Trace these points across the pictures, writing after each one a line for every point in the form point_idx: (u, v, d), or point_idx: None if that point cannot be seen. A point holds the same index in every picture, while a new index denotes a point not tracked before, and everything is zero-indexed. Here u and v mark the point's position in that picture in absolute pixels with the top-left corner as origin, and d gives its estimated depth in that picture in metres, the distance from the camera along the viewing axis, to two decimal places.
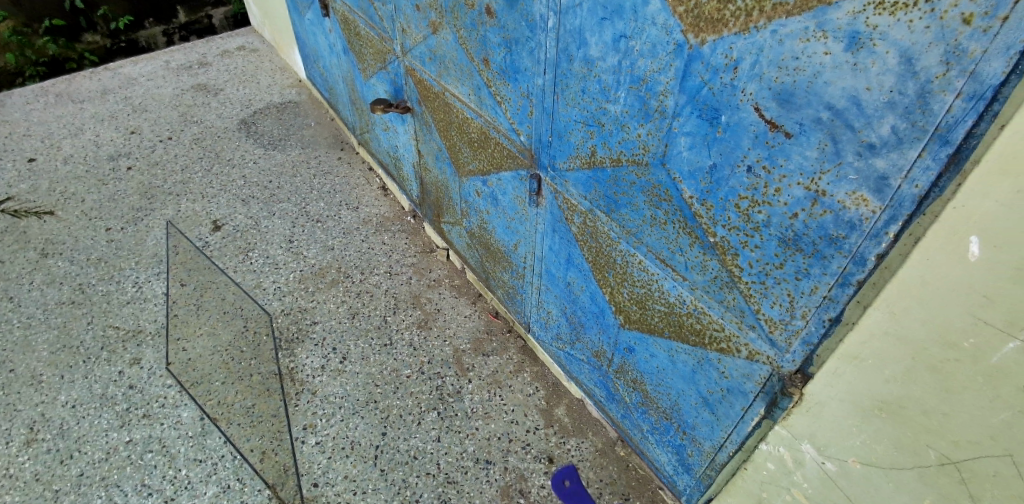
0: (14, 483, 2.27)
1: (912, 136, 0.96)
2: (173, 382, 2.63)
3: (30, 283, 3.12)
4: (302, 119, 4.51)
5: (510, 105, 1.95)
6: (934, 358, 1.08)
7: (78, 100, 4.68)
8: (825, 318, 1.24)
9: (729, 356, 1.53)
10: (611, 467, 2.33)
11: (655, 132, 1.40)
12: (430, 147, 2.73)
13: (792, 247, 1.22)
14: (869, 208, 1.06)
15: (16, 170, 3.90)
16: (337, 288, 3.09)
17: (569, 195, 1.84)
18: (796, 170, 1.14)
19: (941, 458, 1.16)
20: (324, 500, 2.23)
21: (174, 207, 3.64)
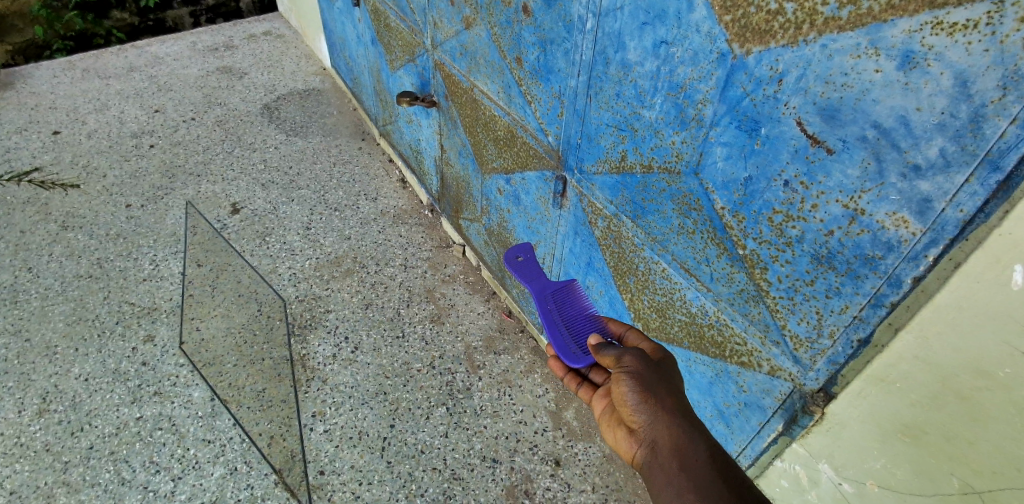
0: (25, 451, 2.30)
1: (961, 160, 0.95)
2: (186, 361, 2.65)
3: (50, 254, 3.15)
4: (325, 107, 4.53)
5: (540, 105, 1.94)
6: (964, 386, 1.06)
7: (104, 76, 4.73)
8: (854, 339, 1.21)
9: (749, 371, 1.52)
10: (618, 473, 2.32)
11: (690, 140, 1.39)
12: (454, 142, 2.73)
13: (824, 264, 1.21)
14: (909, 229, 1.04)
15: (41, 142, 3.95)
16: (352, 278, 3.10)
17: (594, 198, 1.83)
18: (835, 187, 1.13)
19: (963, 487, 1.14)
20: (329, 488, 2.23)
21: (195, 187, 3.66)
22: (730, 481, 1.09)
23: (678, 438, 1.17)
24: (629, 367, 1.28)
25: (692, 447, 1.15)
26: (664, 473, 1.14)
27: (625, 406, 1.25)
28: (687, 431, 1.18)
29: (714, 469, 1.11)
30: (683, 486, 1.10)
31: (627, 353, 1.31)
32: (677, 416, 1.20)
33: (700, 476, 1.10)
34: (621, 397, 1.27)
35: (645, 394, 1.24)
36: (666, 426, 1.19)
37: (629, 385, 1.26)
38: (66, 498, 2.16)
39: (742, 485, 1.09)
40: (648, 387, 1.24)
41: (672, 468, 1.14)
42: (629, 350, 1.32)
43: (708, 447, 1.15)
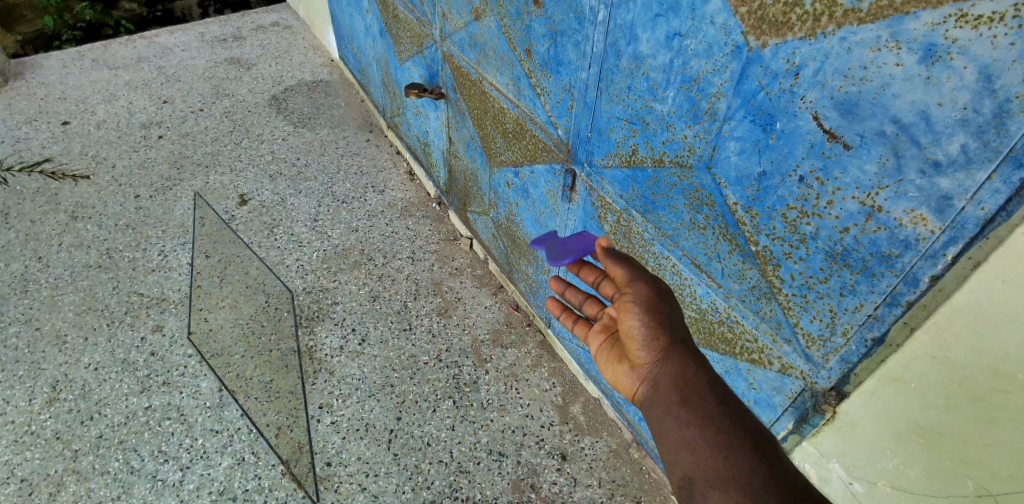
0: (36, 439, 2.32)
1: (983, 157, 0.93)
2: (194, 352, 2.66)
3: (59, 244, 3.17)
4: (333, 99, 4.51)
5: (550, 98, 1.92)
6: (982, 388, 1.04)
7: (113, 67, 4.74)
8: (868, 338, 1.20)
9: (760, 368, 1.50)
10: (624, 468, 2.32)
11: (702, 134, 1.37)
12: (462, 135, 2.71)
13: (839, 262, 1.19)
14: (927, 227, 1.02)
15: (50, 132, 3.96)
16: (359, 270, 3.10)
17: (604, 192, 1.81)
18: (852, 183, 1.11)
19: (978, 489, 1.14)
20: (336, 479, 2.24)
21: (203, 178, 3.67)
22: (731, 411, 1.10)
23: (681, 371, 1.18)
24: (637, 296, 1.26)
25: (694, 379, 1.16)
26: (665, 406, 1.15)
27: (631, 339, 1.25)
28: (689, 364, 1.18)
29: (714, 400, 1.12)
30: (685, 420, 1.11)
31: (635, 279, 1.29)
32: (680, 349, 1.20)
33: (701, 408, 1.11)
34: (627, 329, 1.26)
35: (652, 326, 1.23)
36: (668, 360, 1.20)
37: (637, 315, 1.24)
38: (76, 486, 2.18)
39: (742, 414, 1.10)
40: (655, 318, 1.23)
41: (671, 402, 1.15)
42: (639, 276, 1.29)
43: (709, 378, 1.16)
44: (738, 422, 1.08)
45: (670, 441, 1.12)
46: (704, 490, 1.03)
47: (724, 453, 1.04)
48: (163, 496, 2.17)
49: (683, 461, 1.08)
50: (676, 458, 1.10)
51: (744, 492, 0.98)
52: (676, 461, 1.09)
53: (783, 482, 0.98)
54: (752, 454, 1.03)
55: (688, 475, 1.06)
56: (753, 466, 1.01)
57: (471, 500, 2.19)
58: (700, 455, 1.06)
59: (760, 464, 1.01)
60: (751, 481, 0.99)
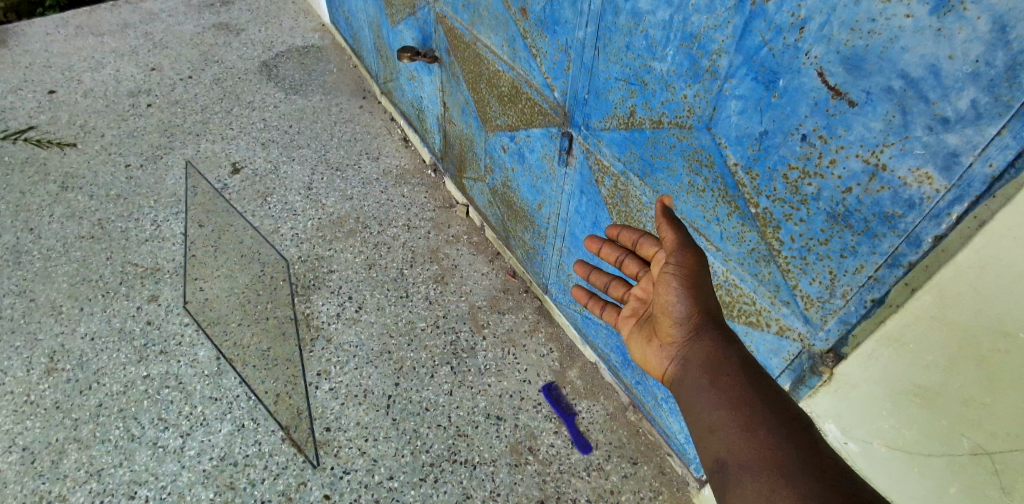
0: (35, 409, 2.33)
1: (994, 112, 0.90)
2: (190, 321, 2.65)
3: (51, 215, 3.12)
4: (324, 64, 4.41)
5: (545, 59, 1.86)
6: (983, 348, 1.03)
7: (98, 33, 4.60)
8: (868, 299, 1.19)
9: (757, 330, 1.50)
10: (621, 431, 2.35)
11: (703, 93, 1.34)
12: (457, 99, 2.65)
13: (841, 222, 1.17)
14: (933, 186, 1.00)
15: (36, 101, 3.87)
16: (355, 238, 3.07)
17: (601, 155, 1.78)
18: (856, 141, 1.08)
19: (975, 449, 1.12)
20: (335, 444, 2.26)
21: (194, 146, 3.60)
22: (763, 392, 1.17)
23: (713, 351, 1.25)
24: (679, 267, 1.30)
25: (726, 358, 1.23)
26: (696, 383, 1.24)
27: (669, 315, 1.32)
28: (722, 344, 1.25)
29: (747, 381, 1.19)
30: (718, 397, 1.19)
31: (683, 247, 1.30)
32: (713, 328, 1.27)
33: (733, 387, 1.18)
34: (666, 304, 1.33)
35: (690, 302, 1.29)
36: (702, 338, 1.27)
37: (677, 289, 1.30)
38: (78, 454, 2.20)
39: (774, 395, 1.16)
40: (694, 292, 1.29)
41: (704, 380, 1.22)
42: (686, 244, 1.31)
43: (740, 357, 1.23)
44: (770, 401, 1.15)
45: (704, 416, 1.19)
46: (734, 462, 1.10)
47: (756, 429, 1.11)
48: (165, 462, 2.19)
49: (717, 437, 1.15)
50: (708, 433, 1.17)
51: (774, 467, 1.05)
52: (710, 435, 1.17)
53: (813, 461, 1.04)
54: (784, 432, 1.09)
55: (720, 448, 1.13)
56: (785, 443, 1.07)
57: (469, 462, 2.22)
58: (732, 431, 1.13)
59: (791, 442, 1.08)
60: (783, 458, 1.05)
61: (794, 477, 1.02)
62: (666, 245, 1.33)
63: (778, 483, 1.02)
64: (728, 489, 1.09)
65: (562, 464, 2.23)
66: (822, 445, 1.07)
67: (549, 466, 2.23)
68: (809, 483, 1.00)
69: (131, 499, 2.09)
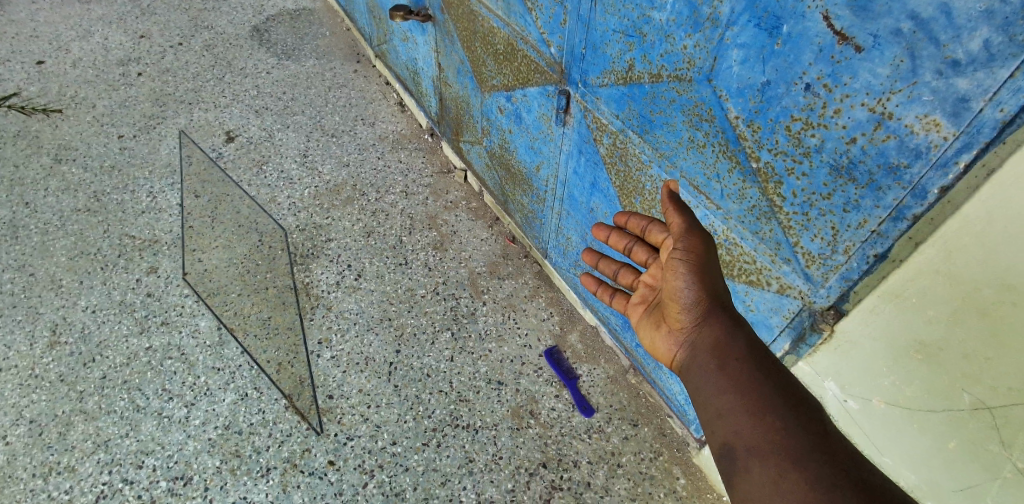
0: (40, 382, 2.34)
1: (1007, 53, 0.86)
2: (190, 292, 2.65)
3: (46, 188, 3.09)
4: (317, 28, 4.30)
5: (542, 13, 1.80)
6: (987, 302, 1.01)
7: (84, 1, 4.47)
8: (870, 254, 1.16)
9: (757, 289, 1.48)
10: (622, 394, 2.36)
11: (704, 43, 1.29)
12: (452, 60, 2.58)
13: (844, 175, 1.14)
14: (940, 134, 0.97)
15: (25, 73, 3.79)
16: (352, 206, 3.04)
17: (599, 113, 1.73)
18: (862, 89, 1.04)
19: (975, 403, 1.11)
20: (338, 411, 2.28)
21: (187, 116, 3.54)
22: (772, 377, 1.15)
23: (721, 335, 1.23)
24: (686, 252, 1.27)
25: (733, 343, 1.21)
26: (704, 370, 1.22)
27: (677, 301, 1.29)
28: (730, 328, 1.23)
29: (755, 366, 1.17)
30: (726, 383, 1.17)
31: (690, 231, 1.27)
32: (721, 313, 1.25)
33: (742, 373, 1.16)
34: (673, 290, 1.30)
35: (698, 287, 1.27)
36: (710, 323, 1.25)
37: (685, 275, 1.27)
38: (85, 425, 2.22)
39: (783, 380, 1.14)
40: (701, 277, 1.26)
41: (712, 366, 1.21)
42: (693, 228, 1.28)
43: (748, 342, 1.21)
44: (779, 386, 1.13)
45: (711, 401, 1.18)
46: (743, 449, 1.09)
47: (765, 414, 1.09)
48: (171, 432, 2.21)
49: (725, 422, 1.14)
50: (717, 419, 1.16)
51: (783, 452, 1.04)
52: (717, 420, 1.15)
53: (823, 446, 1.03)
54: (794, 417, 1.08)
55: (729, 435, 1.12)
56: (794, 428, 1.06)
57: (471, 427, 2.24)
58: (740, 417, 1.12)
59: (801, 428, 1.06)
60: (792, 443, 1.04)
61: (806, 464, 1.01)
62: (673, 230, 1.30)
63: (786, 468, 1.02)
64: (737, 473, 1.09)
65: (564, 427, 2.25)
66: (831, 429, 1.06)
67: (551, 429, 2.24)
68: (819, 468, 1.00)
69: (139, 468, 2.12)
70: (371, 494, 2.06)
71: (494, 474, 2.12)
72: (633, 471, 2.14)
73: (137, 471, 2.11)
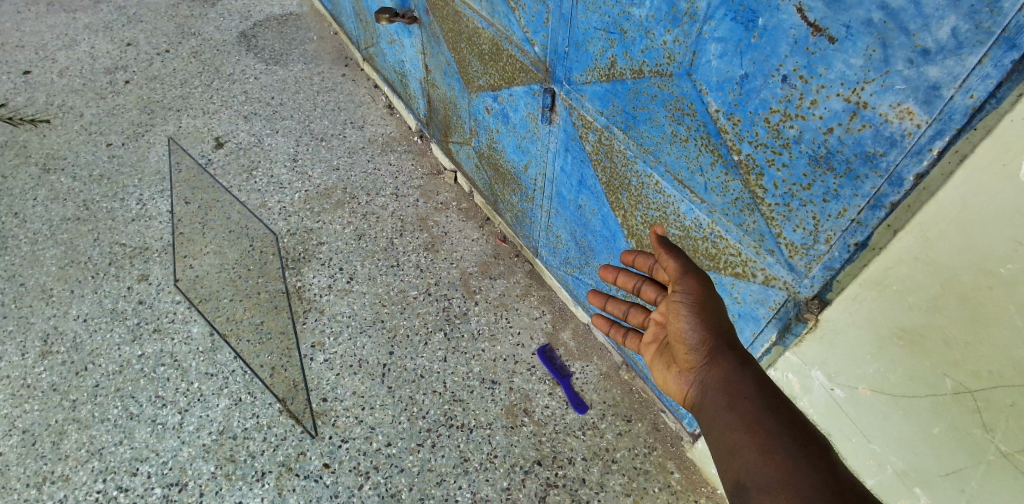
0: (33, 392, 2.34)
1: (975, 40, 0.88)
2: (182, 298, 2.65)
3: (34, 198, 3.08)
4: (304, 32, 4.30)
5: (525, 12, 1.82)
6: (966, 287, 1.03)
7: (69, 10, 4.46)
8: (851, 243, 1.18)
9: (743, 281, 1.49)
10: (615, 390, 2.38)
11: (683, 38, 1.31)
12: (438, 61, 2.59)
13: (823, 165, 1.15)
14: (914, 122, 0.99)
15: (11, 83, 3.77)
16: (343, 209, 3.04)
17: (584, 111, 1.74)
18: (837, 79, 1.06)
19: (957, 388, 1.12)
20: (333, 414, 2.28)
21: (176, 122, 3.53)
22: (781, 416, 1.12)
23: (730, 375, 1.20)
24: (686, 294, 1.27)
25: (743, 381, 1.18)
26: (714, 408, 1.19)
27: (684, 342, 1.28)
28: (738, 366, 1.20)
29: (765, 406, 1.14)
30: (737, 422, 1.14)
31: (686, 274, 1.28)
32: (729, 352, 1.22)
33: (751, 411, 1.14)
34: (679, 331, 1.28)
35: (701, 327, 1.26)
36: (718, 362, 1.22)
37: (688, 316, 1.27)
38: (78, 434, 2.22)
39: (793, 418, 1.11)
40: (706, 318, 1.25)
41: (722, 405, 1.17)
42: (690, 271, 1.29)
43: (758, 380, 1.18)
44: (788, 424, 1.10)
45: (722, 441, 1.15)
46: (754, 486, 1.06)
47: (774, 451, 1.07)
48: (165, 438, 2.21)
49: (737, 460, 1.10)
50: (729, 457, 1.12)
51: (792, 489, 1.01)
52: (729, 458, 1.12)
53: (831, 482, 1.01)
54: (803, 454, 1.05)
55: (742, 474, 1.09)
56: (804, 466, 1.03)
57: (466, 426, 2.24)
58: (751, 455, 1.09)
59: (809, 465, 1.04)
60: (801, 482, 1.02)
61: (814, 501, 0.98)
62: (671, 273, 1.31)
63: None
64: None
65: (558, 425, 2.25)
66: (839, 467, 1.03)
67: (545, 427, 2.25)
68: None
69: (133, 476, 2.11)
70: (367, 495, 2.06)
71: (489, 472, 2.12)
72: (628, 466, 2.15)
73: (131, 479, 2.10)
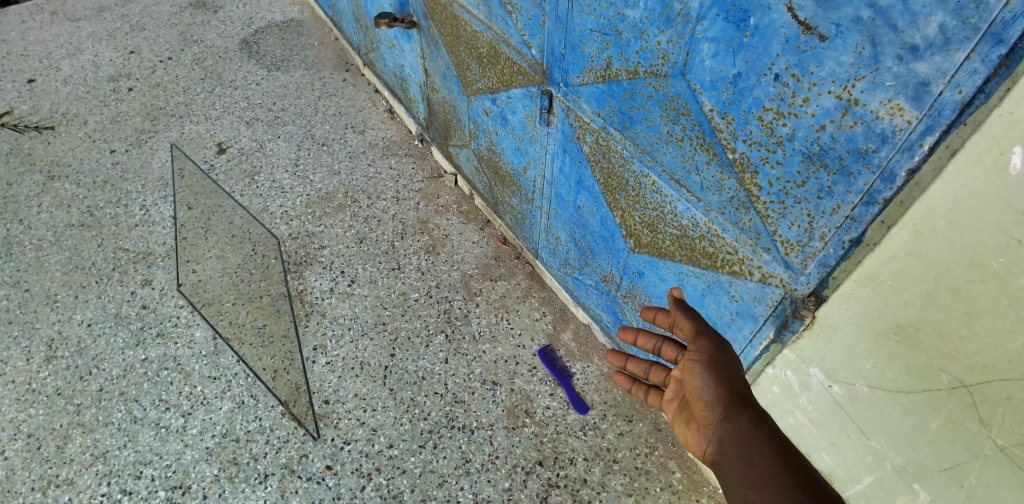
0: (38, 396, 2.35)
1: (962, 36, 0.89)
2: (185, 302, 2.67)
3: (39, 205, 3.11)
4: (306, 38, 4.34)
5: (522, 15, 1.83)
6: (959, 281, 1.04)
7: (73, 19, 4.50)
8: (846, 240, 1.19)
9: (740, 280, 1.49)
10: (616, 391, 2.38)
11: (676, 38, 1.32)
12: (437, 65, 2.61)
13: (816, 162, 1.17)
14: (904, 118, 1.00)
15: (16, 91, 3.80)
16: (344, 213, 3.06)
17: (581, 112, 1.76)
18: (828, 77, 1.07)
19: (953, 382, 1.13)
20: (335, 416, 2.29)
21: (178, 129, 3.56)
22: (795, 474, 1.11)
23: (744, 432, 1.19)
24: (700, 350, 1.31)
25: (758, 439, 1.17)
26: (728, 464, 1.18)
27: (699, 398, 1.29)
28: (753, 423, 1.20)
29: (780, 464, 1.12)
30: (752, 479, 1.12)
31: (701, 333, 1.32)
32: (744, 409, 1.23)
33: (765, 468, 1.13)
34: (694, 387, 1.30)
35: (717, 384, 1.27)
36: (733, 419, 1.22)
37: (703, 372, 1.29)
38: (83, 438, 2.23)
39: (808, 476, 1.10)
40: (720, 375, 1.27)
41: (737, 461, 1.17)
42: (703, 330, 1.33)
43: (773, 439, 1.17)
44: (803, 482, 1.09)
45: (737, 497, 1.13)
46: None
47: None
48: (169, 442, 2.22)
49: None
50: None
51: None
52: None
53: None
54: None
55: None
56: None
57: (468, 427, 2.25)
58: None
59: None
60: None
61: None
62: (686, 332, 1.35)
63: None
64: None
65: (559, 426, 2.26)
66: None
67: (546, 427, 2.26)
68: None
69: (137, 479, 2.12)
70: (369, 497, 2.07)
71: (491, 473, 2.13)
72: (629, 466, 2.15)
73: (135, 482, 2.12)
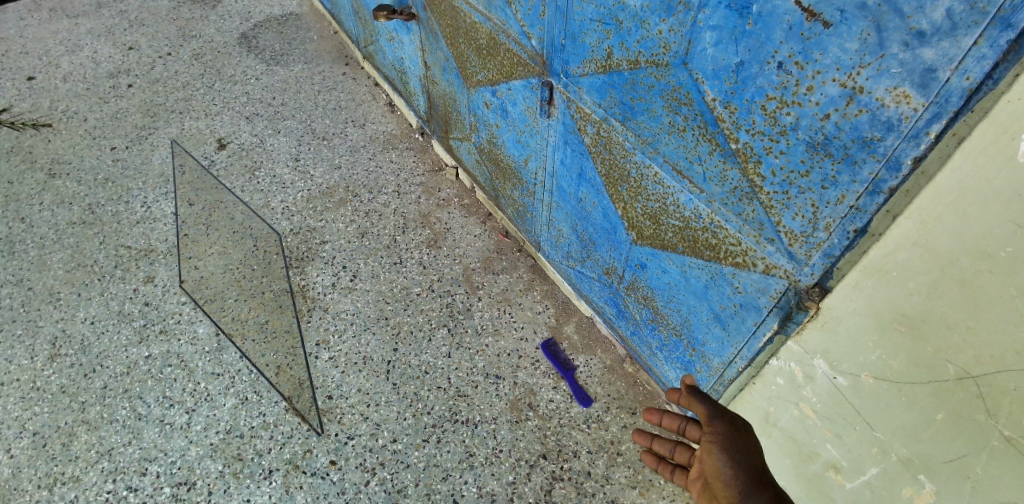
0: (42, 394, 2.36)
1: (969, 20, 0.87)
2: (187, 299, 2.67)
3: (40, 203, 3.10)
4: (305, 32, 4.31)
5: (521, 6, 1.81)
6: (965, 272, 1.02)
7: (71, 15, 4.48)
8: (850, 230, 1.18)
9: (744, 271, 1.48)
10: (620, 383, 2.38)
11: (677, 27, 1.30)
12: (437, 58, 2.59)
13: (820, 151, 1.15)
14: (910, 105, 0.99)
15: (16, 89, 3.79)
16: (345, 207, 3.05)
17: (582, 103, 1.74)
18: (832, 64, 1.06)
19: (959, 374, 1.10)
20: (338, 411, 2.29)
21: (178, 125, 3.55)
22: None
23: None
24: (717, 433, 1.27)
25: None
26: None
27: (719, 481, 1.24)
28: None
29: None
30: None
31: (716, 416, 1.29)
32: (765, 492, 1.19)
33: None
34: (713, 470, 1.26)
35: (736, 466, 1.24)
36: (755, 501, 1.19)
37: (721, 455, 1.26)
38: (88, 435, 2.24)
39: None
40: (738, 456, 1.25)
41: None
42: (718, 412, 1.30)
43: None
44: None
45: None
46: None
47: None
48: (174, 438, 2.23)
49: None
50: None
51: None
52: None
53: None
54: None
55: None
56: None
57: (471, 421, 2.25)
58: None
59: None
60: None
61: None
62: (700, 414, 1.31)
63: None
64: None
65: (563, 419, 2.26)
66: None
67: (550, 420, 2.25)
68: None
69: (143, 476, 2.13)
70: (374, 491, 2.08)
71: (495, 467, 2.13)
72: (633, 459, 2.15)
73: (141, 478, 2.13)
